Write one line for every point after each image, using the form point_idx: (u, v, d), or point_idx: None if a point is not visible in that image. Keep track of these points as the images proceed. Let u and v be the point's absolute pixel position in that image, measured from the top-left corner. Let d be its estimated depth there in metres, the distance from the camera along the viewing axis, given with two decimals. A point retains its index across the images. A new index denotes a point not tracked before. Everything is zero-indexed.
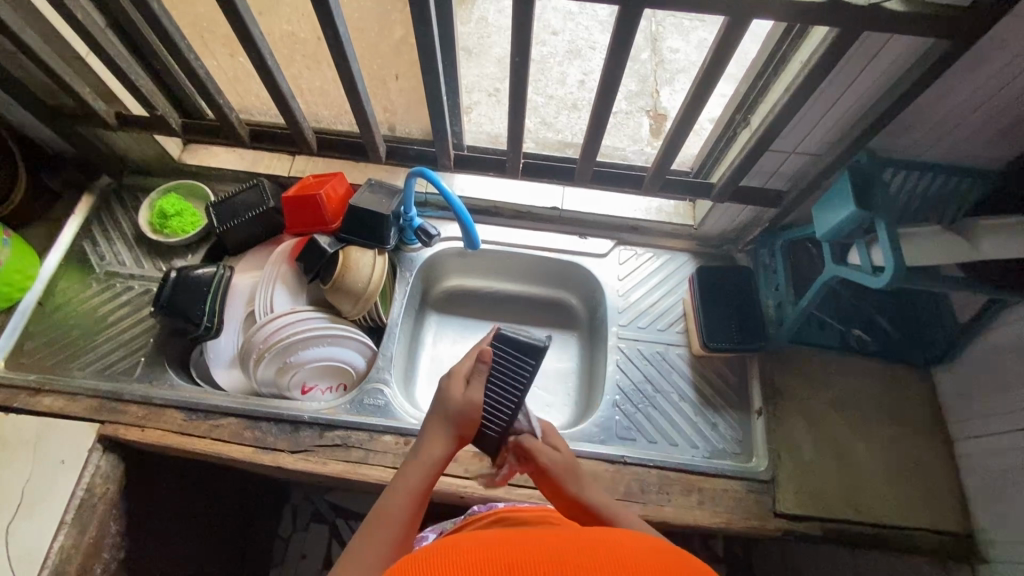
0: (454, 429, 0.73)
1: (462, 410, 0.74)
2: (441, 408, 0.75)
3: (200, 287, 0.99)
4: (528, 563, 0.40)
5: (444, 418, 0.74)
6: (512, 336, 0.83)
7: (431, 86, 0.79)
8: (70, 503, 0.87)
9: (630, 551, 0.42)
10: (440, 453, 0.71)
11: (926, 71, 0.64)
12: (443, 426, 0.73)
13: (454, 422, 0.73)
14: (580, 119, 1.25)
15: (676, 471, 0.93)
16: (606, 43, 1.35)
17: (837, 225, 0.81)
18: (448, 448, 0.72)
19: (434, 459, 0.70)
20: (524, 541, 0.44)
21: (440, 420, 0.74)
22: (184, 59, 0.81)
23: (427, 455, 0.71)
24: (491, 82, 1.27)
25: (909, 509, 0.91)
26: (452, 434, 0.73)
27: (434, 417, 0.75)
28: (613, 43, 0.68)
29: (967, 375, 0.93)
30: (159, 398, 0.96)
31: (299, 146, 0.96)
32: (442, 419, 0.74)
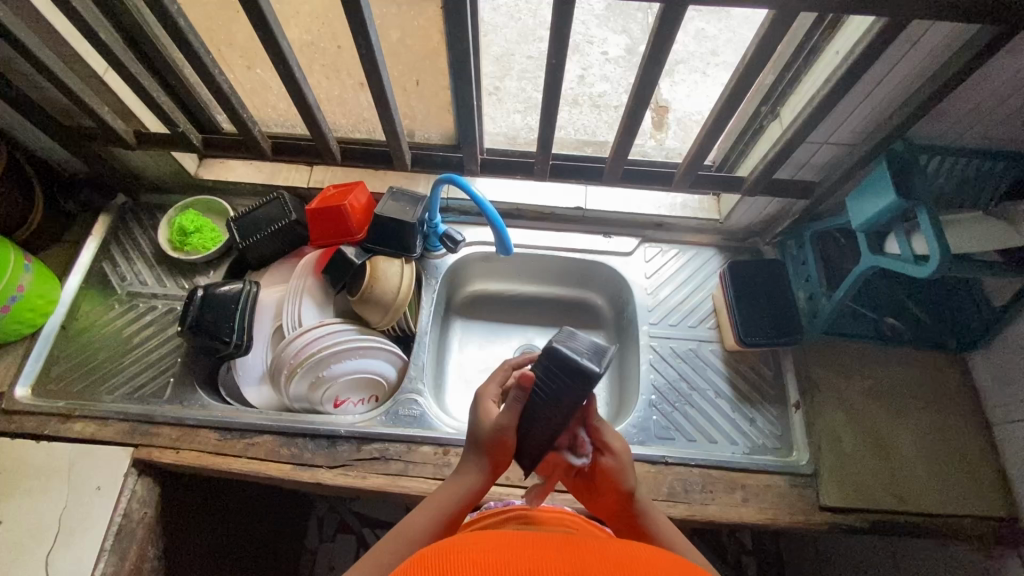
0: (485, 457, 0.69)
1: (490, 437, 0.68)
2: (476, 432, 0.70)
3: (225, 305, 0.97)
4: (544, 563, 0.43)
5: (478, 446, 0.70)
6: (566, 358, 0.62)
7: (461, 91, 0.78)
8: (110, 531, 0.86)
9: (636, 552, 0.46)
10: (468, 478, 0.68)
11: (972, 57, 0.63)
12: (476, 453, 0.70)
13: (487, 453, 0.68)
14: (583, 115, 1.24)
15: (717, 468, 0.93)
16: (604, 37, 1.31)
17: (876, 215, 0.80)
18: (478, 478, 0.69)
19: (462, 486, 0.68)
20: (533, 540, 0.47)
21: (476, 447, 0.70)
22: (209, 75, 0.80)
23: (458, 483, 0.68)
24: (493, 81, 1.23)
25: (953, 496, 0.91)
26: (484, 463, 0.69)
27: (471, 439, 0.71)
28: (652, 43, 0.67)
29: (1003, 360, 0.93)
30: (192, 419, 0.94)
31: (323, 156, 0.95)
32: (476, 447, 0.70)
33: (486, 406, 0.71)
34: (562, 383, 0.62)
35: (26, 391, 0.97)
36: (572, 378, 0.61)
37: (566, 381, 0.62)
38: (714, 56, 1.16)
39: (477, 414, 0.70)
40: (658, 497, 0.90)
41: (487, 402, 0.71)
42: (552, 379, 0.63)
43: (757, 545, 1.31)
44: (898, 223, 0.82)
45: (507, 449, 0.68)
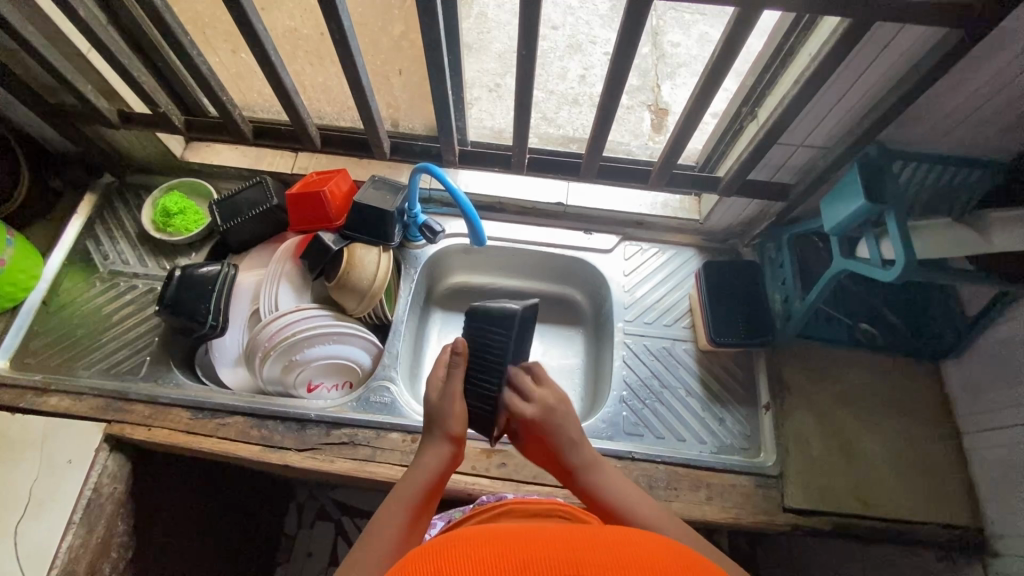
0: (443, 433, 0.72)
1: (439, 411, 0.74)
2: (432, 421, 0.74)
3: (203, 286, 0.98)
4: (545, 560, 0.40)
5: (434, 428, 0.73)
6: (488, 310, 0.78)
7: (436, 81, 0.79)
8: (78, 503, 0.87)
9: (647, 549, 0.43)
10: (432, 458, 0.70)
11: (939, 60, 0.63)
12: (435, 435, 0.72)
13: (445, 429, 0.72)
14: (582, 114, 1.24)
15: (683, 466, 0.93)
16: (607, 38, 1.34)
17: (846, 219, 0.81)
18: (442, 453, 0.71)
19: (428, 466, 0.69)
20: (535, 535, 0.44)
21: (433, 429, 0.73)
22: (188, 57, 0.81)
23: (421, 464, 0.69)
24: (492, 77, 1.25)
25: (918, 503, 0.91)
26: (444, 440, 0.72)
27: (427, 425, 0.75)
28: (620, 39, 0.68)
29: (975, 369, 0.93)
30: (165, 397, 0.95)
31: (303, 142, 0.95)
32: (432, 428, 0.73)
33: (435, 383, 0.77)
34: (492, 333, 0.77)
35: (4, 363, 0.98)
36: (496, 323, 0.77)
37: (494, 331, 0.77)
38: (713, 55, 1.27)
39: (428, 400, 0.76)
40: None
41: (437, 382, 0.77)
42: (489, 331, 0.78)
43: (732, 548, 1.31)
44: (869, 228, 0.82)
45: (461, 422, 0.73)
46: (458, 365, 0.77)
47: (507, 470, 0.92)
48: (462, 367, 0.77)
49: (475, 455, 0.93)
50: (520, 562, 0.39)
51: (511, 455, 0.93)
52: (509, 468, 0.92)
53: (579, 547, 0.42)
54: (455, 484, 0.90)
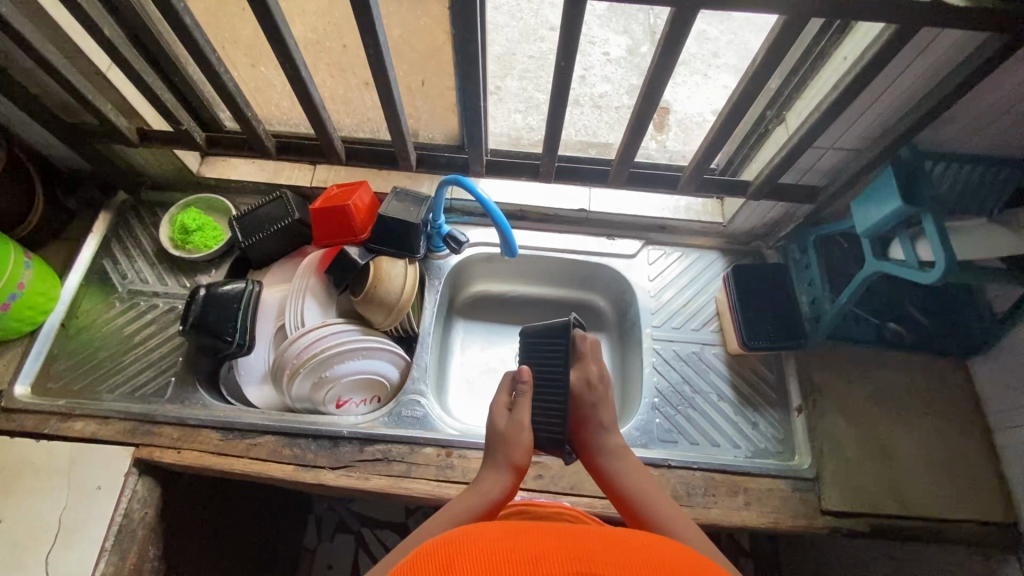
0: (507, 462, 0.70)
1: (509, 439, 0.71)
2: (494, 445, 0.72)
3: (228, 304, 0.96)
4: (552, 559, 0.41)
5: (498, 454, 0.71)
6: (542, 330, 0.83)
7: (469, 93, 0.78)
8: (110, 530, 0.86)
9: (653, 555, 0.44)
10: (491, 487, 0.68)
11: (982, 63, 0.63)
12: (498, 465, 0.70)
13: (509, 460, 0.70)
14: (583, 114, 1.24)
15: (720, 472, 0.93)
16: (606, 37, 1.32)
17: (882, 220, 0.80)
18: (504, 485, 0.69)
19: (485, 495, 0.68)
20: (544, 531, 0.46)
21: (496, 458, 0.71)
22: (213, 73, 0.79)
23: (479, 492, 0.68)
24: (493, 80, 1.24)
25: (953, 500, 0.92)
26: (506, 471, 0.70)
27: (490, 447, 0.73)
28: (660, 48, 0.67)
29: (1005, 365, 0.93)
30: (194, 419, 0.94)
31: (328, 156, 0.94)
32: (497, 456, 0.71)
33: (500, 411, 0.75)
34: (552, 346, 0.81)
35: (25, 388, 0.96)
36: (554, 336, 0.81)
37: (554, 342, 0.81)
38: (716, 57, 1.18)
39: (494, 425, 0.74)
40: None
41: (498, 410, 0.76)
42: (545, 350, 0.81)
43: (754, 547, 1.32)
44: (903, 229, 0.82)
45: (526, 455, 0.71)
46: (522, 395, 0.76)
47: (544, 481, 0.91)
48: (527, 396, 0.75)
49: None
50: (528, 560, 0.41)
51: (547, 466, 0.92)
52: (545, 480, 0.91)
53: (588, 546, 0.43)
54: None
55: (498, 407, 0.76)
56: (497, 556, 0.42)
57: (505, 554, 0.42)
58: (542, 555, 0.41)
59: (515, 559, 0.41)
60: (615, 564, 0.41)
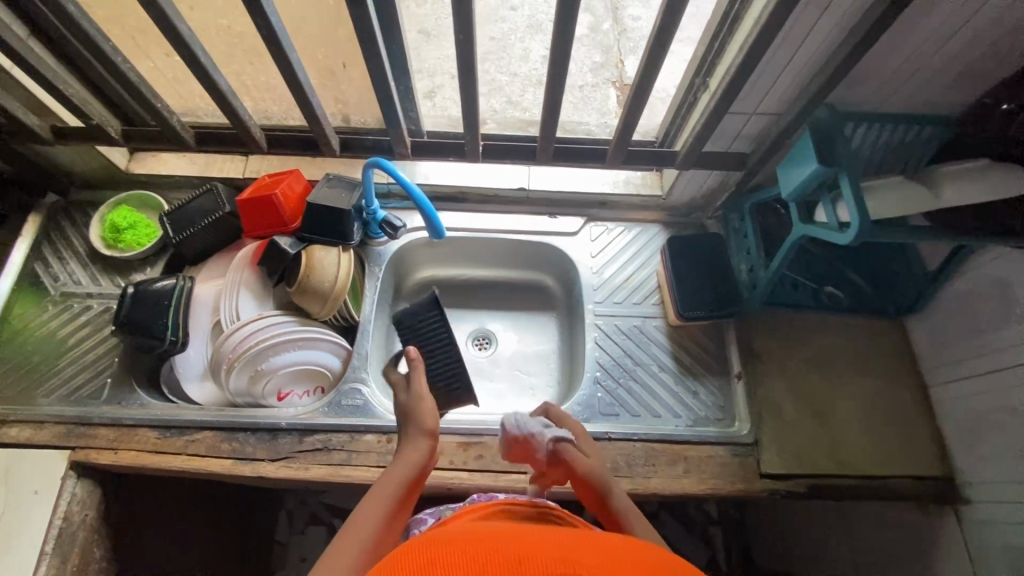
0: (422, 432, 0.74)
1: (416, 412, 0.77)
2: (409, 416, 0.77)
3: (158, 301, 0.95)
4: (538, 560, 0.40)
5: (413, 424, 0.76)
6: (416, 307, 0.91)
7: (377, 73, 0.76)
8: (49, 534, 0.85)
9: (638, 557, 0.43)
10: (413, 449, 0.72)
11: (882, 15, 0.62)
12: (415, 431, 0.75)
13: (423, 425, 0.75)
14: None
15: (660, 442, 0.94)
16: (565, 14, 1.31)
17: (802, 184, 0.80)
18: (423, 454, 0.72)
19: (410, 464, 0.70)
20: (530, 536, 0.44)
21: (412, 424, 0.76)
22: (112, 64, 0.77)
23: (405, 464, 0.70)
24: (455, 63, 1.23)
25: (888, 457, 0.93)
26: (422, 436, 0.74)
27: (408, 420, 0.76)
28: (558, 17, 0.66)
29: (939, 323, 0.95)
30: (130, 418, 0.93)
31: (248, 145, 0.92)
32: (413, 423, 0.76)
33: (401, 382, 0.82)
34: (433, 318, 0.90)
35: None
36: (428, 311, 0.90)
37: (430, 315, 0.90)
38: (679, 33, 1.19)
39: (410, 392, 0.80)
40: None
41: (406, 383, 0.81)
42: (422, 325, 0.90)
43: (722, 515, 1.36)
44: (825, 191, 0.82)
45: (435, 420, 0.77)
46: (415, 370, 0.82)
47: (486, 461, 0.91)
48: (419, 371, 0.82)
49: (453, 449, 0.92)
50: (512, 561, 0.39)
51: (488, 446, 0.92)
52: (487, 459, 0.91)
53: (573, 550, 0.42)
54: (433, 479, 0.89)
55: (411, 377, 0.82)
56: (479, 557, 0.40)
57: (490, 554, 0.41)
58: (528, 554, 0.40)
59: (497, 560, 0.40)
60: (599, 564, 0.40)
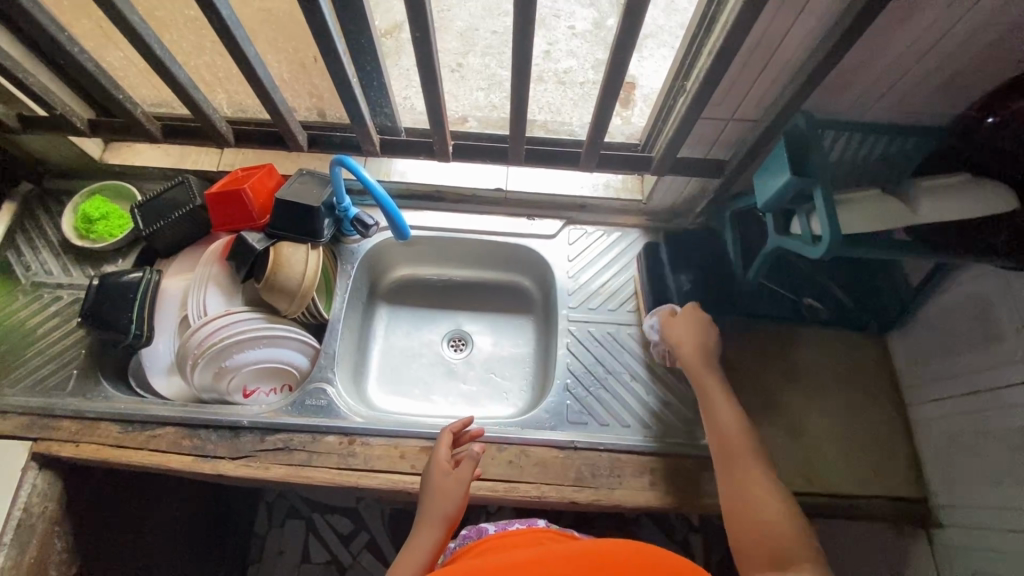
0: (440, 517, 0.74)
1: (440, 497, 0.76)
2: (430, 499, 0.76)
3: (124, 295, 0.94)
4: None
5: (432, 509, 0.75)
6: None
7: (337, 70, 0.74)
8: (7, 524, 0.85)
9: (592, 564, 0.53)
10: (431, 541, 0.71)
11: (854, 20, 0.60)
12: (432, 520, 0.73)
13: (442, 514, 0.74)
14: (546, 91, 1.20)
15: (627, 452, 0.92)
16: None
17: (776, 194, 0.78)
18: (436, 537, 0.72)
19: (423, 548, 0.70)
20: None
21: (429, 513, 0.74)
22: (70, 55, 0.76)
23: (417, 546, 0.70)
24: (452, 57, 1.21)
25: (862, 477, 0.91)
26: (440, 526, 0.73)
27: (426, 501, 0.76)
28: (517, 16, 0.64)
29: (921, 340, 0.92)
30: (93, 411, 0.92)
31: (214, 139, 0.89)
32: (431, 511, 0.75)
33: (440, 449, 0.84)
34: None
35: None
36: None
37: None
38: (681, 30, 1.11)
39: (436, 480, 0.78)
40: (565, 482, 0.89)
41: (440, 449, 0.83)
42: None
43: (704, 524, 1.34)
44: (800, 202, 0.79)
45: (457, 508, 0.76)
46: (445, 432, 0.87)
47: None
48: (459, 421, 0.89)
49: (415, 454, 0.90)
50: None
51: None
52: None
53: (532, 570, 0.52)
54: (393, 483, 0.87)
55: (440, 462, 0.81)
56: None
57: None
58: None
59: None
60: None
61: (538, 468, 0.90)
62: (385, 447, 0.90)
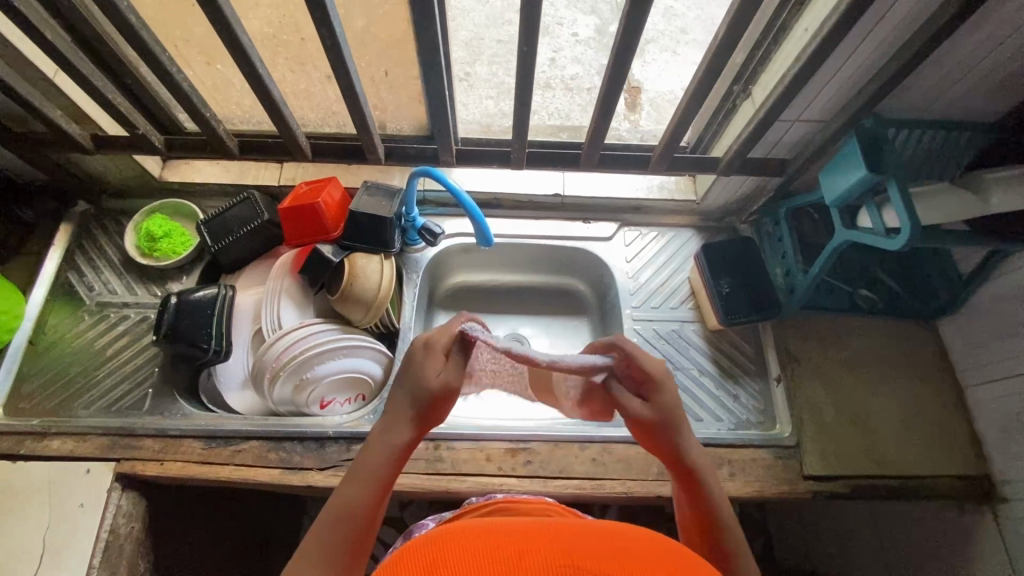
0: (414, 415, 0.64)
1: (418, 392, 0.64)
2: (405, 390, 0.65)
3: (201, 311, 0.95)
4: (539, 553, 0.38)
5: (403, 405, 0.64)
6: None
7: (432, 82, 0.77)
8: (97, 547, 0.84)
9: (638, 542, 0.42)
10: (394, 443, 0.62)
11: (949, 19, 0.63)
12: (400, 415, 0.64)
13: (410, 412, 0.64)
14: (556, 97, 1.14)
15: (704, 445, 0.95)
16: None
17: (847, 190, 0.82)
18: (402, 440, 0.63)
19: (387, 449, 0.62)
20: (536, 527, 0.43)
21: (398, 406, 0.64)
22: (165, 74, 0.76)
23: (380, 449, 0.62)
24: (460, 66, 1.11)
25: (928, 458, 0.95)
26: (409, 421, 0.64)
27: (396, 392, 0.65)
28: (623, 24, 0.66)
29: (973, 324, 0.96)
30: (175, 429, 0.92)
31: (294, 153, 0.94)
32: (400, 406, 0.64)
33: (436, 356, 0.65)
34: None
35: None
36: None
37: None
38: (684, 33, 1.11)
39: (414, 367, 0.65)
40: (649, 476, 0.91)
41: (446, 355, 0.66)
42: None
43: (745, 515, 1.38)
44: (870, 197, 0.83)
45: (431, 399, 0.64)
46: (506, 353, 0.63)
47: (534, 467, 0.91)
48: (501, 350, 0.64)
49: (501, 455, 0.92)
50: (511, 556, 0.38)
51: (534, 451, 0.92)
52: (535, 465, 0.91)
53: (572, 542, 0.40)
54: (483, 485, 0.89)
55: (431, 354, 0.65)
56: (483, 552, 0.38)
57: (495, 545, 0.39)
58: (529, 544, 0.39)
59: (497, 556, 0.38)
60: (605, 561, 0.38)
61: (621, 464, 0.92)
62: (471, 451, 0.92)
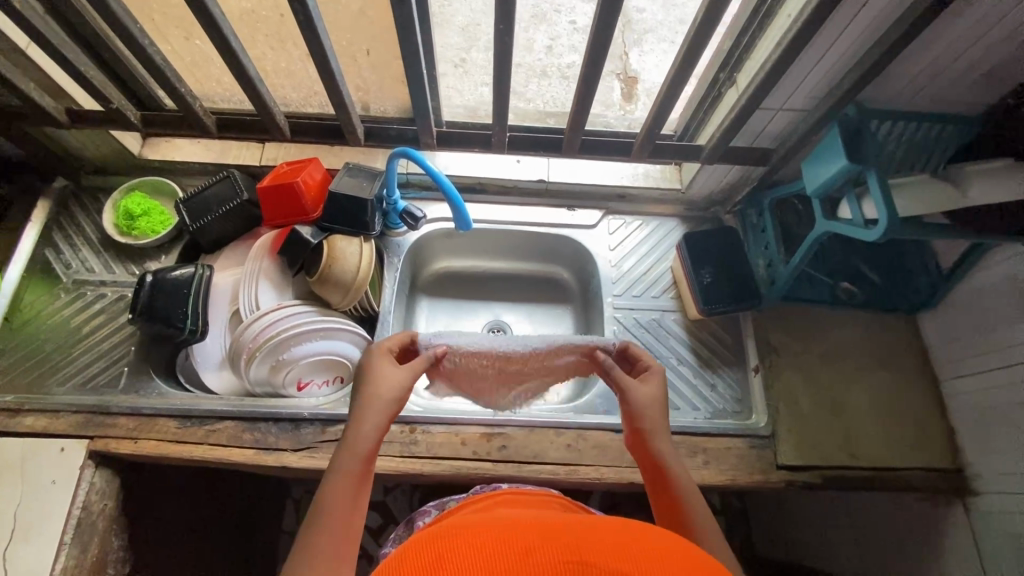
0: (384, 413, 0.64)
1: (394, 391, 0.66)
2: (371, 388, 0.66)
3: (178, 289, 0.94)
4: (545, 550, 0.37)
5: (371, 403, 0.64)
6: None
7: (410, 63, 0.76)
8: (68, 525, 0.83)
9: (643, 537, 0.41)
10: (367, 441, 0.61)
11: None
12: (367, 409, 0.64)
13: (379, 409, 0.64)
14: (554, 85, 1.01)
15: (680, 433, 0.95)
16: None
17: (828, 180, 0.81)
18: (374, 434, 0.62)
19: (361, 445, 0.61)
20: (538, 525, 0.42)
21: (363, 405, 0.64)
22: (136, 46, 0.75)
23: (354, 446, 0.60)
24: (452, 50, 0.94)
25: (902, 450, 0.95)
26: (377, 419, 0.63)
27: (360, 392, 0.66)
28: (602, 6, 0.65)
29: (949, 317, 0.97)
30: (150, 407, 0.92)
31: (272, 132, 0.94)
32: (367, 404, 0.64)
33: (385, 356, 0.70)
34: None
35: None
36: None
37: None
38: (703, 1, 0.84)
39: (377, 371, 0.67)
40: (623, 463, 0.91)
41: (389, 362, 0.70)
42: None
43: (724, 504, 1.40)
44: (850, 189, 0.83)
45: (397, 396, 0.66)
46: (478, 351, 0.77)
47: (509, 452, 0.91)
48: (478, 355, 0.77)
49: (476, 439, 0.92)
50: (517, 552, 0.37)
51: (510, 437, 0.92)
52: (510, 450, 0.92)
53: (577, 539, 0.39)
54: (457, 469, 0.90)
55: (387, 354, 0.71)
56: (489, 549, 0.38)
57: (501, 540, 0.39)
58: (536, 540, 0.39)
59: (504, 551, 0.37)
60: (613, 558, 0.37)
61: (596, 450, 0.92)
62: (446, 434, 0.92)
